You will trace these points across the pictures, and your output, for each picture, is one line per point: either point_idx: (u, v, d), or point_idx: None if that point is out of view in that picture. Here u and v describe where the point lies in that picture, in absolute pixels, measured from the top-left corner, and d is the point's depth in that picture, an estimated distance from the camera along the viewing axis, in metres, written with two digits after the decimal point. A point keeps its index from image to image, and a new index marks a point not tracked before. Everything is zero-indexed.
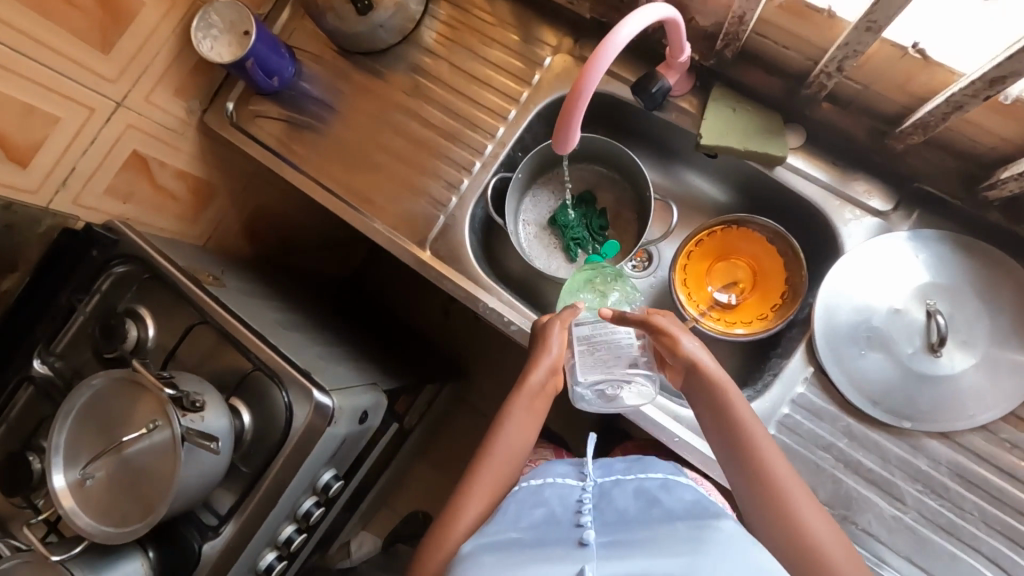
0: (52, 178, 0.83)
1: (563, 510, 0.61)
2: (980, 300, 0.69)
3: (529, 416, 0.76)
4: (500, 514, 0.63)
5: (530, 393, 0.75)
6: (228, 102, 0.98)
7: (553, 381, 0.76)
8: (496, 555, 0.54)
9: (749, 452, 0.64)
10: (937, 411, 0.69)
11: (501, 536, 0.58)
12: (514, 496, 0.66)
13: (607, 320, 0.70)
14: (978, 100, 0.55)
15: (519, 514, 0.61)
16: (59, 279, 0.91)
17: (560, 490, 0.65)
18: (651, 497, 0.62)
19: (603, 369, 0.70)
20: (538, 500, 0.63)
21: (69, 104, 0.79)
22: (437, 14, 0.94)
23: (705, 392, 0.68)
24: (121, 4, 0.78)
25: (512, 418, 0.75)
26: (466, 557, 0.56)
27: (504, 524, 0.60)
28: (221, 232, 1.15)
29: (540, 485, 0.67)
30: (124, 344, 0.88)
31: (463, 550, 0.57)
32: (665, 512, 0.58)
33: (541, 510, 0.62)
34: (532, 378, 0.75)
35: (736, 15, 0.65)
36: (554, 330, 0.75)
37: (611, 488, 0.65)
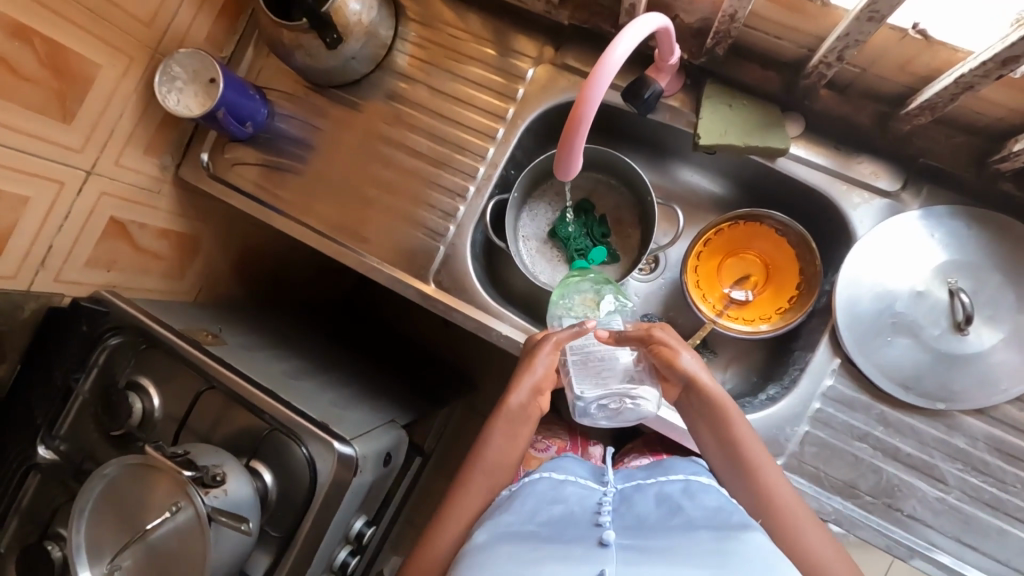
0: (29, 261, 0.79)
1: (583, 511, 0.59)
2: (1000, 273, 0.69)
3: (514, 429, 0.75)
4: (515, 502, 0.61)
5: (510, 415, 0.74)
6: (202, 153, 0.94)
7: (535, 402, 0.75)
8: (509, 540, 0.53)
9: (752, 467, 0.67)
10: (970, 390, 0.69)
11: (517, 527, 0.55)
12: (530, 487, 0.64)
13: (602, 343, 0.69)
14: (990, 80, 0.54)
15: (536, 507, 0.59)
16: (51, 360, 0.86)
17: (580, 491, 0.63)
18: (673, 501, 0.59)
19: (604, 386, 0.69)
20: (556, 497, 0.61)
21: (37, 183, 0.74)
22: (409, 37, 0.90)
23: (705, 410, 0.70)
24: (77, 70, 0.73)
25: (496, 434, 0.74)
26: (481, 540, 0.54)
27: (520, 513, 0.58)
28: (210, 283, 1.11)
29: (560, 481, 0.65)
30: (130, 420, 0.84)
31: (476, 539, 0.54)
32: (687, 518, 0.55)
33: (559, 507, 0.60)
34: (511, 401, 0.74)
35: (726, 13, 0.63)
36: (542, 352, 0.72)
37: (632, 492, 0.63)
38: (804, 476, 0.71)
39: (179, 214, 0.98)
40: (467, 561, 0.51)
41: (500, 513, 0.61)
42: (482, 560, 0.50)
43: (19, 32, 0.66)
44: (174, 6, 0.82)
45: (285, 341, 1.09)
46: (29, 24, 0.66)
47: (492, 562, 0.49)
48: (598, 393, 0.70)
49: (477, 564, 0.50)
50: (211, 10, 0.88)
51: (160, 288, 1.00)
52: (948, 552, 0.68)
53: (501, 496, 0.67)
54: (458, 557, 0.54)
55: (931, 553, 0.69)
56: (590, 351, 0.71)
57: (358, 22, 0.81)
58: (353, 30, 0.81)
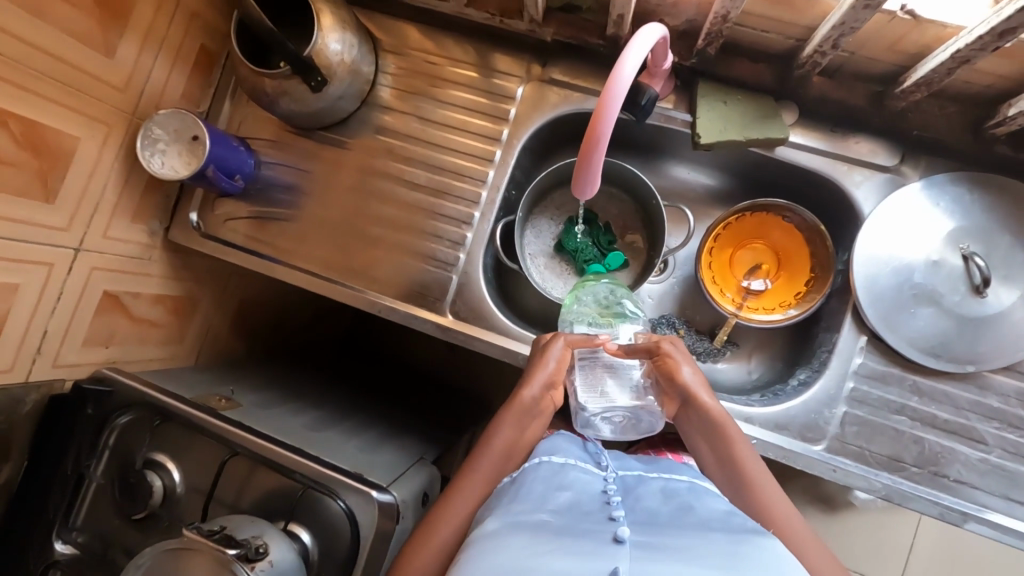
0: (24, 350, 0.74)
1: (590, 501, 0.53)
2: (1008, 233, 0.71)
3: (523, 423, 0.69)
4: (522, 488, 0.56)
5: (521, 410, 0.69)
6: (190, 213, 0.91)
7: (548, 396, 0.70)
8: (520, 528, 0.46)
9: (753, 486, 0.64)
10: (997, 349, 0.70)
11: (525, 515, 0.49)
12: (535, 471, 0.59)
13: (609, 357, 0.68)
14: (987, 52, 0.55)
15: (544, 493, 0.53)
16: (58, 450, 0.81)
17: (585, 479, 0.58)
18: (681, 500, 0.54)
19: (609, 404, 0.66)
20: (562, 484, 0.56)
21: (26, 268, 0.70)
22: (390, 69, 0.88)
23: (704, 428, 0.68)
24: (55, 146, 0.70)
25: (502, 428, 0.69)
26: (489, 527, 0.48)
27: (528, 499, 0.52)
28: (212, 344, 1.07)
29: (563, 465, 0.60)
30: (151, 500, 0.79)
31: (484, 528, 0.48)
32: (700, 517, 0.49)
33: (566, 494, 0.54)
34: (525, 393, 0.69)
35: (718, 15, 0.64)
36: (557, 348, 0.69)
37: (637, 486, 0.57)
38: (848, 456, 0.72)
39: (173, 278, 0.94)
40: (475, 548, 0.45)
41: (506, 497, 0.55)
42: (490, 549, 0.44)
43: None
44: (148, 67, 0.79)
45: (296, 391, 1.05)
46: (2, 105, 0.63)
47: (502, 551, 0.43)
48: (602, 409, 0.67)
49: (484, 552, 0.44)
50: (184, 66, 0.85)
51: (161, 356, 0.95)
52: (999, 510, 0.70)
53: (502, 482, 0.62)
54: (462, 546, 0.48)
55: (982, 514, 0.70)
56: (597, 364, 0.67)
57: (341, 62, 0.79)
58: (337, 71, 0.79)
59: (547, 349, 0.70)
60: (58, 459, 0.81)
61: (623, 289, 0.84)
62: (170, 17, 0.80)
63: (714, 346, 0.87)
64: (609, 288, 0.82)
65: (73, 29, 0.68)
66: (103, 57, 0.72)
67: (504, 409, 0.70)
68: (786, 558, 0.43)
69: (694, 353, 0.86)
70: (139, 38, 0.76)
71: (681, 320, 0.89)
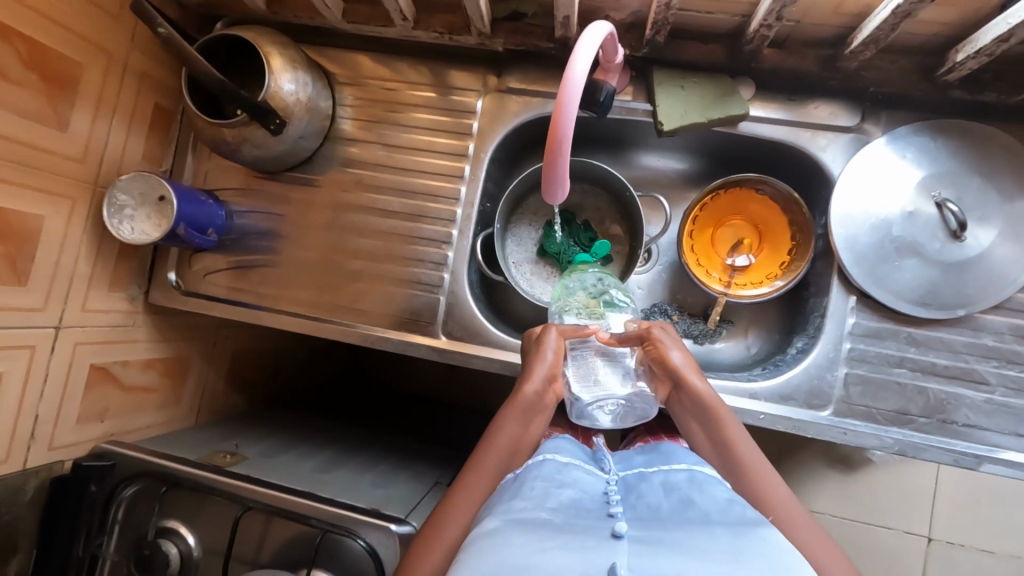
0: (17, 438, 0.73)
1: (591, 500, 0.53)
2: (976, 175, 0.72)
3: (530, 417, 0.68)
4: (523, 484, 0.55)
5: (525, 405, 0.68)
6: (169, 272, 0.90)
7: (550, 390, 0.70)
8: (519, 526, 0.46)
9: (747, 466, 0.63)
10: (984, 290, 0.71)
11: (527, 514, 0.48)
12: (537, 470, 0.58)
13: (602, 345, 0.69)
14: (927, 3, 0.56)
15: (545, 490, 0.53)
16: (66, 532, 0.79)
17: (586, 478, 0.57)
18: (681, 493, 0.52)
19: (603, 392, 0.68)
20: (564, 482, 0.55)
21: (6, 355, 0.69)
22: (347, 101, 0.88)
23: (696, 412, 0.67)
24: (18, 228, 0.69)
25: (510, 427, 0.67)
26: (489, 525, 0.48)
27: (529, 495, 0.52)
28: (209, 400, 1.05)
29: (566, 464, 0.59)
30: (168, 568, 0.78)
31: (485, 526, 0.47)
32: (701, 511, 0.48)
33: (568, 492, 0.53)
34: (527, 389, 0.67)
35: (662, 3, 0.64)
36: (557, 342, 0.70)
37: (637, 484, 0.56)
38: (856, 416, 0.72)
39: (159, 340, 0.93)
40: (475, 547, 0.45)
41: (507, 494, 0.55)
42: (488, 546, 0.44)
43: None
44: (104, 134, 0.78)
45: (301, 435, 1.04)
46: None
47: (500, 549, 0.43)
48: (597, 398, 0.69)
49: (484, 550, 0.43)
50: (141, 128, 0.84)
51: (159, 421, 0.94)
52: (1012, 448, 0.70)
53: (506, 479, 0.61)
54: (463, 544, 0.48)
55: (995, 454, 0.70)
56: (591, 353, 0.69)
57: (297, 101, 0.78)
58: (294, 110, 0.78)
59: (542, 342, 0.70)
60: (68, 542, 0.79)
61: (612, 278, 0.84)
62: (119, 81, 0.79)
63: (708, 328, 0.87)
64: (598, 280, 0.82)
65: (21, 108, 0.67)
66: (56, 132, 0.72)
67: (509, 404, 0.68)
68: (787, 549, 0.42)
69: (690, 337, 0.87)
70: (91, 106, 0.76)
71: (673, 306, 0.90)
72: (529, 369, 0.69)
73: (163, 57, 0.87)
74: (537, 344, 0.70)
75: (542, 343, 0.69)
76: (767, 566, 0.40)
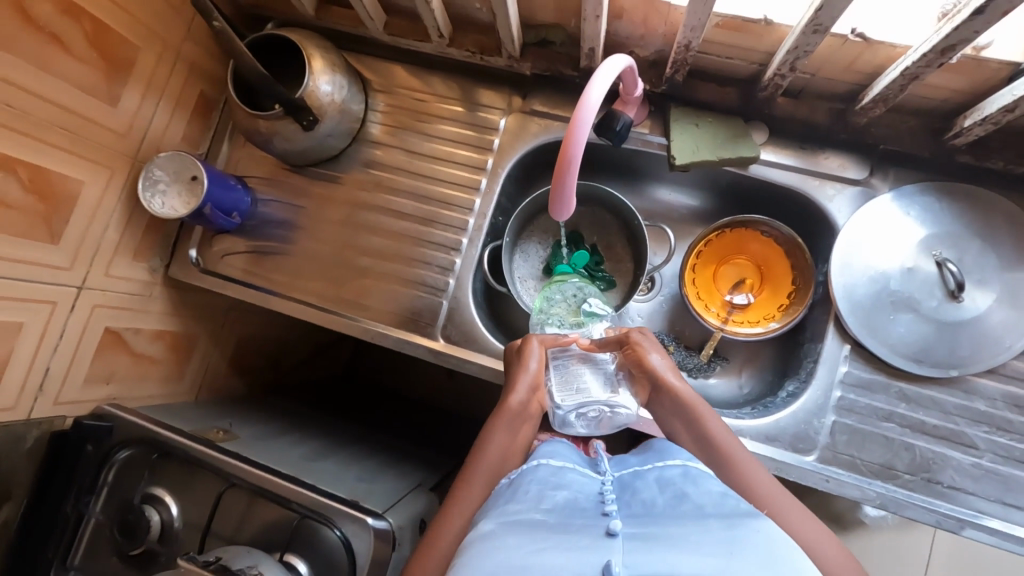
0: (27, 387, 0.77)
1: (586, 500, 0.53)
2: (978, 239, 0.73)
3: (517, 427, 0.70)
4: (519, 488, 0.56)
5: (512, 415, 0.70)
6: (190, 249, 0.94)
7: (535, 399, 0.72)
8: (514, 529, 0.47)
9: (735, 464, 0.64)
10: (978, 353, 0.71)
11: (523, 517, 0.49)
12: (532, 475, 0.59)
13: (582, 351, 0.72)
14: (934, 68, 0.58)
15: (540, 493, 0.54)
16: (57, 487, 0.82)
17: (581, 480, 0.57)
18: (676, 488, 0.52)
19: (585, 397, 0.68)
20: (559, 484, 0.55)
21: (28, 307, 0.73)
22: (379, 107, 0.93)
23: (679, 410, 0.69)
24: (59, 189, 0.74)
25: (497, 434, 0.69)
26: (485, 528, 0.49)
27: (525, 499, 0.53)
28: (210, 377, 1.08)
29: (560, 466, 0.59)
30: (149, 535, 0.79)
31: (481, 531, 0.49)
32: (695, 505, 0.48)
33: (562, 494, 0.54)
34: (512, 399, 0.70)
35: (681, 45, 0.68)
36: (540, 352, 0.72)
37: (632, 482, 0.56)
38: (841, 465, 0.72)
39: (172, 314, 0.96)
40: (473, 549, 0.46)
41: (503, 497, 0.56)
42: (484, 551, 0.45)
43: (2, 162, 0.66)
44: (149, 114, 0.84)
45: (294, 423, 1.06)
46: (10, 153, 0.67)
47: (496, 554, 0.44)
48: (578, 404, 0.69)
49: (481, 553, 0.45)
50: (184, 112, 0.89)
51: (160, 392, 0.97)
52: (996, 516, 0.69)
53: (500, 483, 0.62)
54: (459, 546, 0.49)
55: (979, 521, 0.69)
56: (571, 360, 0.72)
57: (331, 102, 0.83)
58: (327, 110, 0.83)
59: (524, 350, 0.73)
60: (58, 497, 0.82)
61: (592, 288, 0.89)
62: (170, 67, 0.85)
63: (703, 362, 0.88)
64: (574, 289, 0.87)
65: (79, 81, 0.73)
66: (107, 106, 0.77)
67: (497, 414, 0.70)
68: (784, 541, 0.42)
69: (684, 369, 0.87)
70: (140, 87, 0.81)
71: (670, 336, 0.91)
72: (515, 380, 0.71)
73: (212, 49, 0.92)
74: (520, 353, 0.73)
75: (528, 352, 0.72)
76: (761, 557, 0.40)
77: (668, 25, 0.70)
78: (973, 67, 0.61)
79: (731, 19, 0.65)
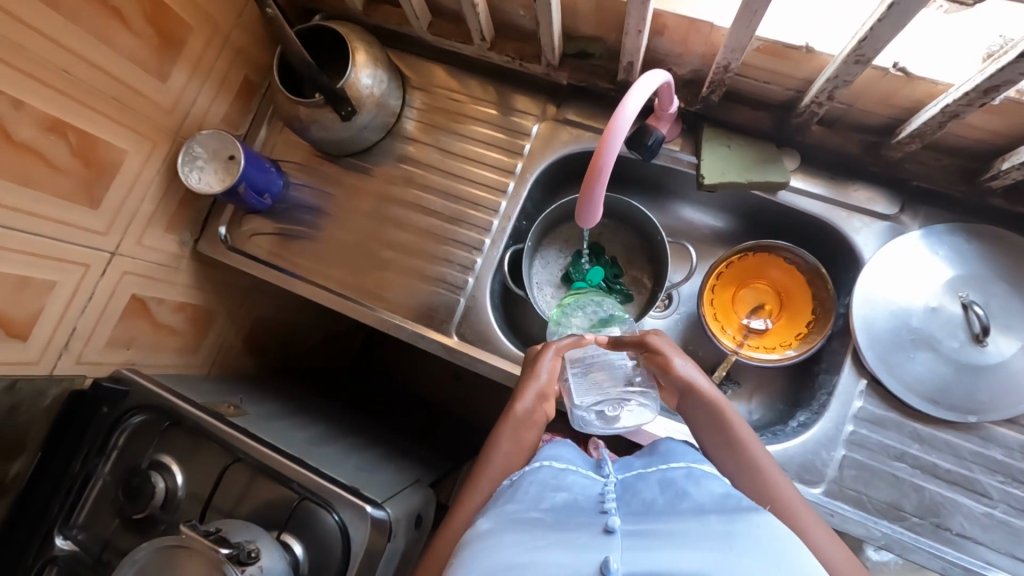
0: (52, 344, 0.79)
1: (587, 500, 0.54)
2: (1006, 283, 0.72)
3: (522, 432, 0.70)
4: (519, 488, 0.57)
5: (516, 423, 0.70)
6: (220, 227, 0.96)
7: (542, 408, 0.72)
8: (513, 527, 0.49)
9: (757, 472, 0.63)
10: (999, 399, 0.70)
11: (521, 515, 0.51)
12: (533, 475, 0.59)
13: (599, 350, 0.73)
14: (974, 108, 0.58)
15: (540, 492, 0.55)
16: (70, 445, 0.84)
17: (584, 481, 0.58)
18: (676, 488, 0.53)
19: (601, 393, 0.74)
20: (560, 484, 0.57)
21: (63, 267, 0.76)
22: (415, 104, 0.94)
23: (706, 414, 0.68)
24: (104, 157, 0.76)
25: (502, 436, 0.69)
26: (483, 526, 0.50)
27: (524, 498, 0.54)
28: (225, 353, 1.10)
29: (562, 468, 0.60)
30: (153, 500, 0.80)
31: (479, 530, 0.50)
32: (695, 504, 0.50)
33: (562, 495, 0.55)
34: (519, 406, 0.70)
35: (720, 65, 0.68)
36: (553, 362, 0.72)
37: (634, 483, 0.57)
38: (847, 501, 0.71)
39: (195, 288, 0.99)
40: (470, 549, 0.48)
41: (503, 496, 0.57)
42: (484, 550, 0.47)
43: (54, 126, 0.69)
44: (195, 92, 0.87)
45: (302, 406, 1.08)
46: (62, 118, 0.70)
47: (496, 553, 0.46)
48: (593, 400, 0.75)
49: (480, 552, 0.47)
50: (228, 93, 0.92)
51: (176, 362, 0.99)
52: (1005, 569, 0.67)
53: (503, 483, 0.62)
54: (458, 544, 0.50)
55: (988, 572, 0.67)
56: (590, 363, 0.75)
57: (370, 95, 0.85)
58: (365, 102, 0.85)
59: (538, 356, 0.73)
60: (69, 454, 0.83)
61: (608, 301, 0.89)
62: (219, 49, 0.88)
63: (714, 385, 0.87)
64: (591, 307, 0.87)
65: (133, 55, 0.76)
66: (156, 81, 0.80)
67: (502, 420, 0.70)
68: (781, 533, 0.44)
69: None
70: (190, 66, 0.84)
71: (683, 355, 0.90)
72: (523, 387, 0.71)
73: (261, 35, 0.95)
74: (532, 361, 0.73)
75: (539, 360, 0.72)
76: (758, 552, 0.42)
77: (708, 45, 0.70)
78: (1014, 110, 0.61)
79: (771, 44, 0.65)
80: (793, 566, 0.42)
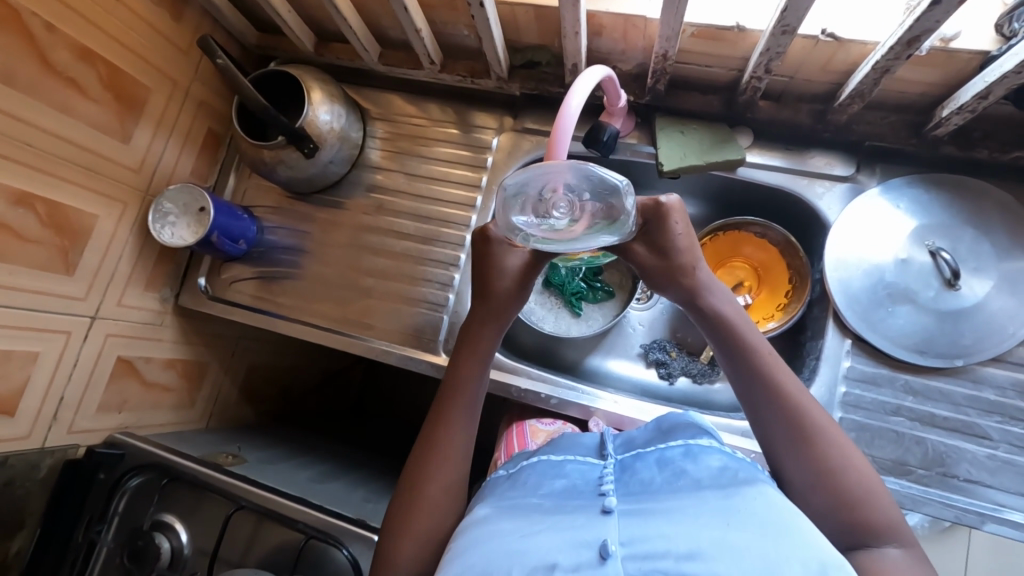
0: (41, 417, 0.79)
1: (586, 485, 0.53)
2: (970, 225, 0.73)
3: (472, 409, 0.68)
4: (518, 477, 0.57)
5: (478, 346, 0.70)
6: (199, 278, 0.97)
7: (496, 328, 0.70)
8: (511, 515, 0.50)
9: (768, 379, 0.59)
10: (981, 341, 0.70)
11: (521, 501, 0.52)
12: (530, 469, 0.58)
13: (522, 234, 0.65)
14: (903, 60, 0.60)
15: (539, 480, 0.55)
16: (68, 519, 0.81)
17: (583, 467, 0.57)
18: (674, 464, 0.52)
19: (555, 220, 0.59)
20: (559, 471, 0.56)
21: (42, 336, 0.76)
22: (378, 134, 0.97)
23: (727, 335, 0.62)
24: (75, 223, 0.78)
25: (462, 433, 0.66)
26: (482, 513, 0.52)
27: (523, 487, 0.55)
28: (220, 405, 1.09)
29: (560, 459, 0.58)
30: (159, 563, 0.77)
31: (478, 516, 0.52)
32: (692, 479, 0.50)
33: (562, 481, 0.54)
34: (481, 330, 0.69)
35: (659, 54, 0.70)
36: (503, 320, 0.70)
37: (632, 462, 0.56)
38: None
39: (184, 343, 0.99)
40: (467, 534, 0.50)
41: (500, 486, 0.57)
42: (484, 534, 0.48)
43: (21, 199, 0.71)
44: (159, 150, 0.88)
45: (303, 447, 1.06)
46: (28, 190, 0.71)
47: (492, 538, 0.47)
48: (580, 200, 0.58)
49: (477, 536, 0.48)
50: (193, 147, 0.94)
51: (172, 420, 0.98)
52: (1018, 509, 0.67)
53: (498, 473, 0.62)
54: (458, 531, 0.52)
55: (1001, 514, 0.68)
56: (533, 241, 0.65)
57: (331, 130, 0.87)
58: (327, 138, 0.86)
59: (495, 265, 0.68)
60: (69, 526, 0.81)
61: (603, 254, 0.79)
62: (180, 104, 0.90)
63: (706, 367, 0.91)
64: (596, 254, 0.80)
65: (94, 120, 0.77)
66: (119, 143, 0.81)
67: (450, 392, 0.68)
68: (779, 507, 0.45)
69: (689, 375, 0.91)
70: (152, 125, 0.86)
71: (672, 343, 0.94)
72: (465, 363, 0.69)
73: (220, 88, 0.97)
74: (478, 320, 0.70)
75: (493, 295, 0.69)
76: (756, 524, 0.43)
77: (646, 38, 0.73)
78: (942, 59, 0.63)
79: (705, 29, 0.68)
80: (792, 532, 0.42)
